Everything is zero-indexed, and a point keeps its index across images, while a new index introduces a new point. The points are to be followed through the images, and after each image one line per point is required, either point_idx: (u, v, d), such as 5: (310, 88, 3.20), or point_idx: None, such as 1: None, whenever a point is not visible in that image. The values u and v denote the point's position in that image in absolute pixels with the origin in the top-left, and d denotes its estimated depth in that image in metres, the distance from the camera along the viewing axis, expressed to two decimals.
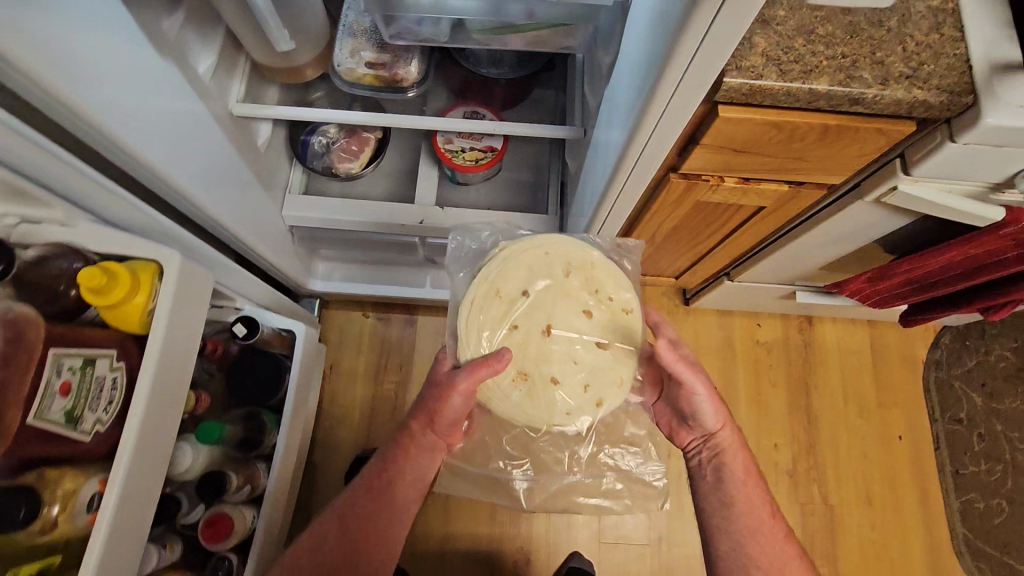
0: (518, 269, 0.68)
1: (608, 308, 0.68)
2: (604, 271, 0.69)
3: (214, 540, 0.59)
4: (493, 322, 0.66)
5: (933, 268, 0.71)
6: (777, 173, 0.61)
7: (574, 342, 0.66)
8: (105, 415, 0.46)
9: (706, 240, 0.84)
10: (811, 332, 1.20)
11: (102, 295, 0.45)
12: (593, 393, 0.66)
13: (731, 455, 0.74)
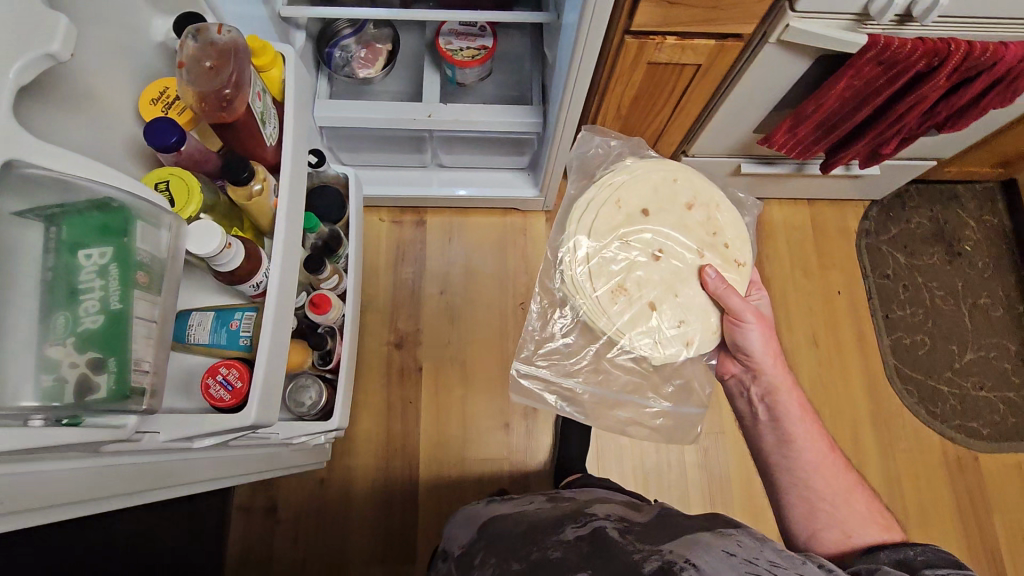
0: (646, 192, 0.93)
1: (716, 250, 0.93)
2: (722, 220, 0.94)
3: (318, 312, 0.84)
4: (611, 226, 0.91)
5: (833, 105, 0.92)
6: (705, 26, 0.82)
7: (674, 275, 0.91)
8: (273, 133, 0.62)
9: (660, 109, 1.04)
10: (761, 212, 1.41)
11: (261, 55, 0.61)
12: (681, 318, 0.90)
13: (782, 394, 0.89)
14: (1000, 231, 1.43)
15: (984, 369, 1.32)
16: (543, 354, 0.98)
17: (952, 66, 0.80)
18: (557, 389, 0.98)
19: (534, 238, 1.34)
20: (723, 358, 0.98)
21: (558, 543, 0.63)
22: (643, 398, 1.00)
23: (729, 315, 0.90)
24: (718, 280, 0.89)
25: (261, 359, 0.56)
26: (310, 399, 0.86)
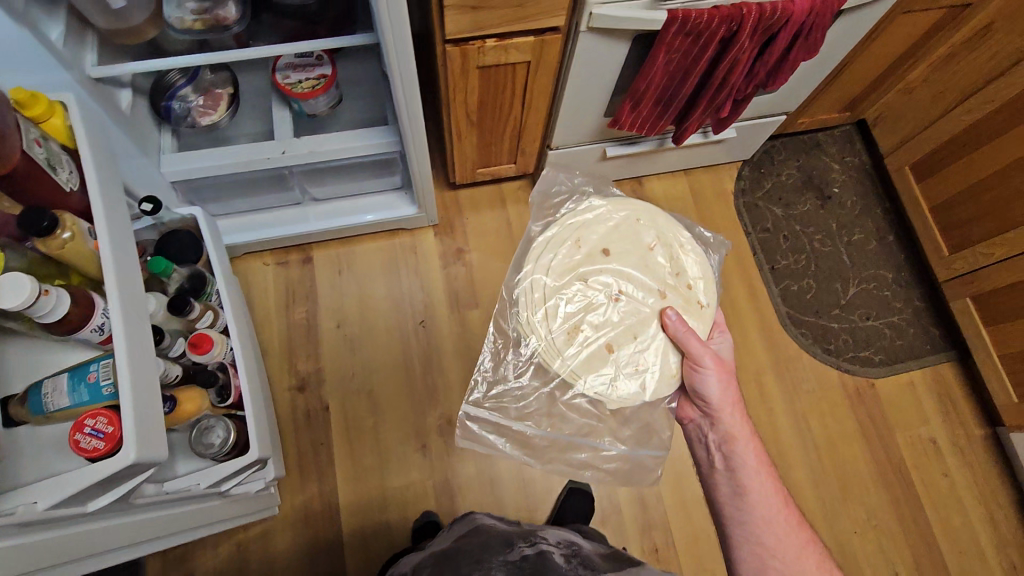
0: (609, 234, 0.96)
1: (677, 293, 0.96)
2: (684, 267, 0.98)
3: (201, 353, 0.81)
4: (571, 266, 0.93)
5: (661, 81, 0.96)
6: (519, 25, 0.84)
7: (634, 318, 0.94)
8: (70, 178, 0.63)
9: (508, 111, 1.06)
10: (641, 189, 1.46)
11: (29, 108, 0.59)
12: (634, 358, 0.92)
13: (738, 444, 0.92)
14: (864, 170, 1.52)
15: (871, 301, 1.40)
16: (493, 397, 0.96)
17: (750, 27, 0.85)
18: (504, 429, 0.97)
19: (423, 256, 1.34)
20: (683, 403, 1.01)
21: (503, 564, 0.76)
22: (599, 443, 0.98)
23: (688, 359, 0.92)
24: (678, 322, 0.92)
25: (122, 399, 0.54)
26: (219, 439, 0.83)
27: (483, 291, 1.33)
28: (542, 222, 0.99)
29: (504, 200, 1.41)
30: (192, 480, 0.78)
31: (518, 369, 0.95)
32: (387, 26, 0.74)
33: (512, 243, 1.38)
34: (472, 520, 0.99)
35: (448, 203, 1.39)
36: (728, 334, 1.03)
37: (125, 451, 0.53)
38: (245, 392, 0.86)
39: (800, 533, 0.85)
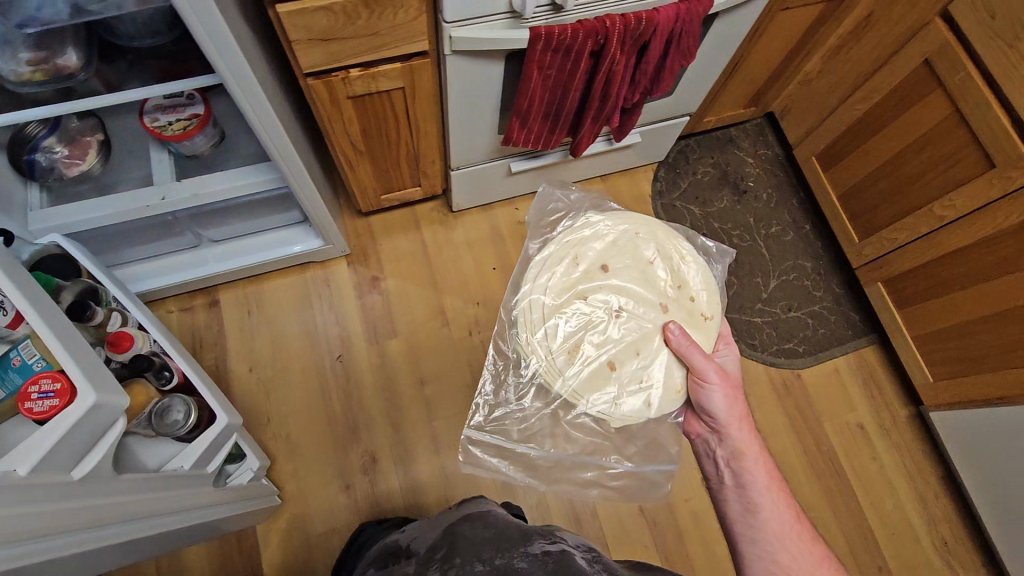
0: (609, 248, 0.91)
1: (680, 307, 0.91)
2: (688, 280, 0.92)
3: (121, 350, 0.81)
4: (569, 284, 0.88)
5: (542, 97, 0.94)
6: (380, 52, 0.82)
7: (638, 333, 0.88)
8: None
9: (395, 137, 1.03)
10: None
11: None
12: (637, 376, 0.87)
13: (747, 459, 0.88)
14: (777, 162, 1.53)
15: (792, 293, 1.41)
16: (493, 421, 0.90)
17: (617, 40, 0.84)
18: (509, 453, 0.91)
19: (336, 288, 1.30)
20: (689, 417, 0.96)
21: (523, 554, 0.63)
22: (604, 461, 0.92)
23: (692, 374, 0.87)
24: (681, 335, 0.87)
25: (62, 354, 0.54)
26: (182, 414, 0.80)
27: (401, 319, 1.30)
28: (541, 238, 0.94)
29: (417, 223, 1.37)
30: (173, 464, 0.72)
31: (518, 392, 0.89)
32: (224, 72, 0.70)
33: (428, 266, 1.35)
34: (479, 512, 0.84)
35: (359, 231, 1.35)
36: (733, 343, 0.98)
37: (82, 400, 0.52)
38: (187, 369, 0.85)
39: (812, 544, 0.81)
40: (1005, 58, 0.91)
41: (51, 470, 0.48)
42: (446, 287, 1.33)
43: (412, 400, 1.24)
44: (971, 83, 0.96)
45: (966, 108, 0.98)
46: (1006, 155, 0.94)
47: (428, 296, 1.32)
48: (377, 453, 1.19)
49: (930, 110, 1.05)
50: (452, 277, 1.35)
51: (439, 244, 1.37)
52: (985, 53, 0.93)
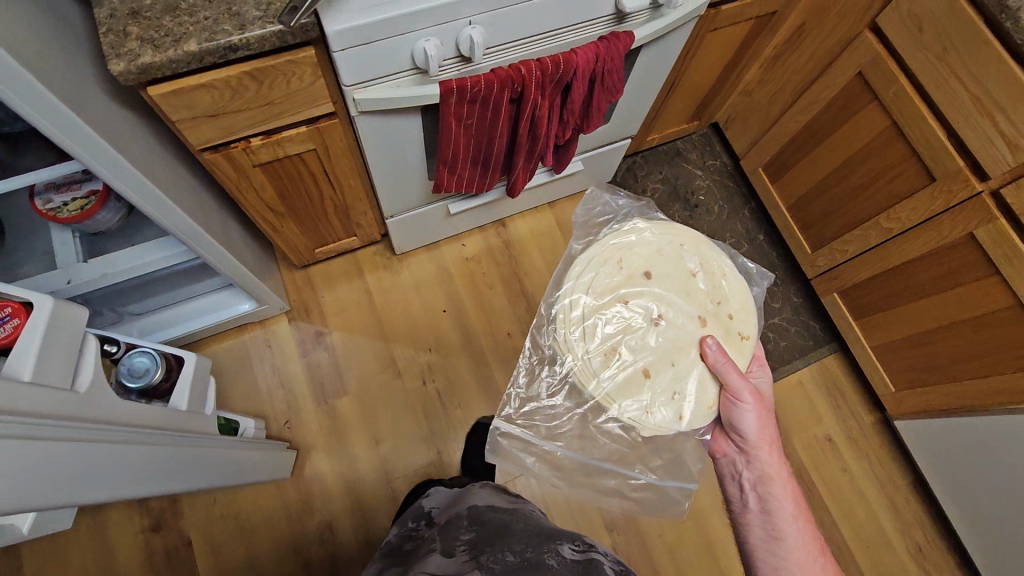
0: (648, 254, 0.83)
1: (720, 320, 0.83)
2: (730, 293, 0.84)
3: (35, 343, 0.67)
4: (611, 286, 0.81)
5: (467, 145, 0.89)
6: (280, 119, 0.75)
7: (672, 342, 0.80)
8: None
9: (318, 193, 0.97)
10: (506, 232, 1.38)
11: None
12: (673, 388, 0.79)
13: (775, 485, 0.81)
14: (727, 171, 1.50)
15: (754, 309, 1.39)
16: (525, 415, 0.82)
17: (536, 85, 0.79)
18: (538, 452, 0.82)
19: (278, 348, 1.24)
20: (715, 434, 0.87)
21: (553, 554, 0.66)
22: (629, 472, 0.82)
23: (726, 392, 0.80)
24: (719, 353, 0.79)
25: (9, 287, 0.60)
26: (149, 361, 0.81)
27: (351, 375, 1.24)
28: (580, 240, 0.88)
29: (360, 270, 1.31)
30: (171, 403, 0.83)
31: (549, 389, 0.82)
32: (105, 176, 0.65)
33: (375, 315, 1.28)
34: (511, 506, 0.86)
35: (299, 284, 1.28)
36: (766, 365, 0.91)
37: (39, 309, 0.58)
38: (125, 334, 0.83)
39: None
40: (935, 72, 0.88)
41: (51, 376, 0.56)
42: (395, 336, 1.27)
43: (366, 459, 1.18)
44: (905, 96, 0.94)
45: (902, 121, 0.96)
46: (946, 169, 0.92)
47: (377, 347, 1.26)
48: (334, 522, 1.13)
49: (869, 121, 1.02)
50: (401, 323, 1.29)
51: (384, 291, 1.30)
52: (915, 66, 0.91)
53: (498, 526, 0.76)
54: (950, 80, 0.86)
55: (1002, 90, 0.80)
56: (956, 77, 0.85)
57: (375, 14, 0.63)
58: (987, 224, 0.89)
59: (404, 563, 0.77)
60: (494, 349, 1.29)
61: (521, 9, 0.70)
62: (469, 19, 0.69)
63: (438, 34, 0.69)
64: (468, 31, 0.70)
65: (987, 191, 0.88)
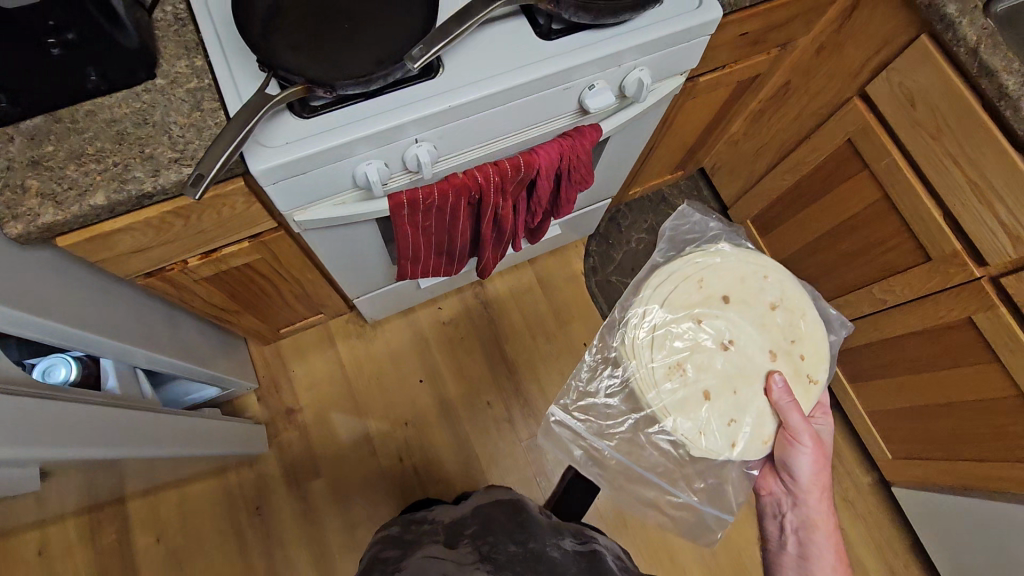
0: (731, 278, 0.84)
1: (790, 359, 0.82)
2: (807, 334, 0.83)
3: None
4: (686, 304, 0.82)
5: (428, 246, 0.83)
6: (216, 241, 0.70)
7: (736, 368, 0.81)
8: None
9: (274, 288, 0.91)
10: (485, 292, 1.33)
11: None
12: (727, 416, 0.79)
13: (819, 533, 0.78)
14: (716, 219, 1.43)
15: None
16: (583, 409, 0.85)
17: (495, 191, 0.73)
18: (587, 445, 0.85)
19: None
20: (764, 470, 0.84)
21: (559, 547, 0.75)
22: (671, 489, 0.85)
23: (784, 430, 0.78)
24: (783, 391, 0.78)
25: None
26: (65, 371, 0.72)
27: (324, 456, 1.19)
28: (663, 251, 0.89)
29: (332, 340, 1.26)
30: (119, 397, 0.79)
31: (608, 381, 0.85)
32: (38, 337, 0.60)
33: (350, 389, 1.24)
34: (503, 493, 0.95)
35: (269, 358, 1.23)
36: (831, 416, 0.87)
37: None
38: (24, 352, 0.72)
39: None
40: (928, 149, 0.82)
41: None
42: (371, 410, 1.23)
43: (341, 543, 1.14)
44: (896, 170, 0.88)
45: (894, 195, 0.90)
46: (942, 251, 0.86)
47: (352, 423, 1.22)
48: None
49: (860, 190, 0.96)
50: (375, 396, 1.24)
51: (358, 362, 1.25)
52: (906, 140, 0.85)
53: (499, 518, 0.82)
54: (944, 160, 0.80)
55: (1000, 179, 0.74)
56: (949, 158, 0.79)
57: (308, 147, 0.58)
58: (986, 313, 0.83)
59: (399, 539, 0.83)
60: (472, 419, 1.25)
61: (472, 121, 0.65)
62: (415, 137, 0.64)
63: (382, 155, 0.64)
64: (415, 148, 0.65)
65: (985, 277, 0.82)
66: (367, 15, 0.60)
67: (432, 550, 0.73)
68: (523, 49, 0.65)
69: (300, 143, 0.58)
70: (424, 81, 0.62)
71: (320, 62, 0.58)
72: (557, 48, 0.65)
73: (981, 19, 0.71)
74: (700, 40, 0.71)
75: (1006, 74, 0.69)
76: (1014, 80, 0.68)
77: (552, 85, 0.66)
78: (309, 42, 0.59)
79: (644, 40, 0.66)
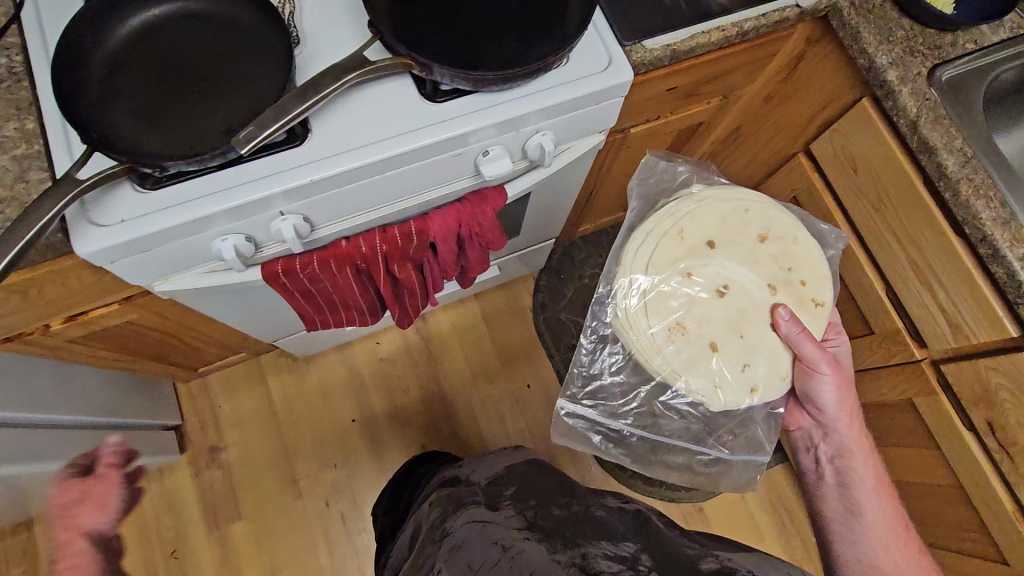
0: (712, 220, 0.74)
1: (793, 287, 0.72)
2: (804, 254, 0.73)
3: None
4: (670, 259, 0.72)
5: (322, 303, 0.76)
6: (74, 309, 0.64)
7: (738, 312, 0.71)
8: None
9: (173, 336, 0.86)
10: (426, 328, 1.27)
11: None
12: (745, 362, 0.70)
13: (857, 459, 0.72)
14: None
15: None
16: (592, 395, 0.79)
17: (384, 261, 0.68)
18: (604, 429, 0.81)
19: (169, 468, 1.15)
20: (789, 407, 0.79)
21: (601, 507, 0.71)
22: (699, 447, 0.80)
23: (801, 362, 0.70)
24: (793, 324, 0.69)
25: None
26: None
27: (247, 497, 1.15)
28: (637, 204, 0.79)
29: (263, 375, 1.20)
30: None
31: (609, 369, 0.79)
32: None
33: (278, 427, 1.19)
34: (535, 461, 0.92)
35: (195, 393, 1.19)
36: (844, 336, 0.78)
37: None
38: None
39: (913, 546, 0.70)
40: (870, 219, 0.75)
41: None
42: (298, 451, 1.18)
43: None
44: (840, 236, 0.81)
45: (839, 260, 0.83)
46: (885, 326, 0.80)
47: (278, 465, 1.17)
48: None
49: None
50: (304, 435, 1.19)
51: (289, 399, 1.20)
52: (849, 207, 0.78)
53: (534, 483, 0.78)
54: (886, 234, 0.74)
55: (938, 261, 0.68)
56: (889, 232, 0.73)
57: (144, 228, 0.52)
58: (927, 397, 0.77)
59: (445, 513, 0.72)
60: (405, 461, 1.19)
61: (346, 191, 0.59)
62: (278, 211, 0.58)
63: (241, 229, 0.58)
64: (280, 222, 0.59)
65: (927, 359, 0.76)
66: (218, 77, 0.54)
67: (477, 517, 0.66)
68: (405, 112, 0.58)
69: (136, 222, 0.52)
70: (287, 150, 0.56)
71: (162, 132, 0.52)
72: (445, 113, 0.59)
73: (923, 88, 0.65)
74: (613, 101, 0.64)
75: (946, 152, 0.63)
76: (954, 160, 0.62)
77: (441, 151, 0.60)
78: (153, 107, 0.53)
79: (544, 105, 0.60)
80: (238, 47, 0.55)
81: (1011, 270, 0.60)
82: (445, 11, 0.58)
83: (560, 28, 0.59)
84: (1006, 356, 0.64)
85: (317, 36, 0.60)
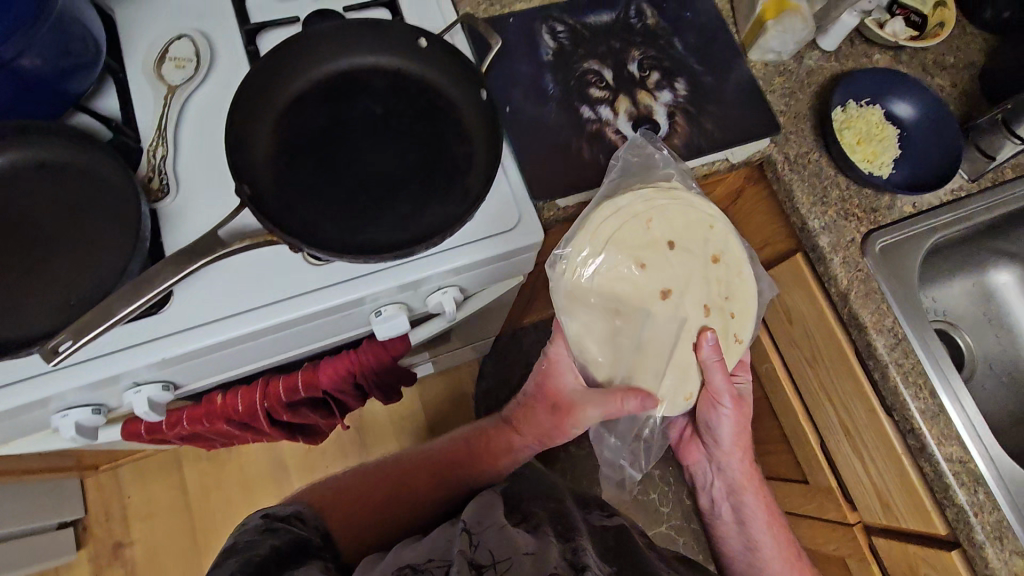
0: (676, 215, 0.57)
1: (722, 312, 0.59)
2: (745, 282, 0.60)
3: None
4: (626, 245, 0.56)
5: (203, 443, 0.68)
6: None
7: (675, 323, 0.57)
8: None
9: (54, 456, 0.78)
10: (360, 414, 1.20)
11: None
12: (660, 378, 0.58)
13: (748, 495, 0.70)
14: None
15: (639, 507, 1.10)
16: None
17: (266, 413, 0.60)
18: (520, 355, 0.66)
19: (66, 567, 1.06)
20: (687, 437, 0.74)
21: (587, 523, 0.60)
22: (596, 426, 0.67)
23: (706, 391, 0.61)
24: (714, 350, 0.57)
25: None
26: None
27: None
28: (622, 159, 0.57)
29: (179, 463, 1.13)
30: None
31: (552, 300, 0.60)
32: None
33: (191, 521, 1.11)
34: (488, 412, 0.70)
35: (102, 481, 1.10)
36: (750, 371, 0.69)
37: None
38: None
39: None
40: (806, 372, 0.71)
41: None
42: (211, 548, 1.10)
43: None
44: (776, 379, 0.77)
45: (776, 401, 0.78)
46: (819, 479, 0.75)
47: (188, 563, 1.09)
48: None
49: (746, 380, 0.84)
50: (219, 530, 1.11)
51: (205, 489, 1.12)
52: (786, 353, 0.74)
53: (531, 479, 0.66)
54: (820, 392, 0.69)
55: (869, 435, 0.63)
56: (822, 391, 0.69)
57: None
58: (858, 562, 0.72)
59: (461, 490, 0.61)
60: None
61: (217, 356, 0.53)
62: (131, 382, 0.51)
63: (88, 402, 0.51)
64: (134, 393, 0.52)
65: (859, 523, 0.71)
66: (61, 239, 0.48)
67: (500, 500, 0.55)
68: (286, 274, 0.53)
69: None
70: (145, 317, 0.50)
71: None
72: (331, 275, 0.54)
73: (856, 257, 0.61)
74: (525, 256, 0.59)
75: (876, 332, 0.59)
76: (884, 341, 0.58)
77: (322, 315, 0.54)
78: None
79: (444, 268, 0.55)
80: (89, 205, 0.49)
81: (939, 470, 0.56)
82: (334, 167, 0.53)
83: (461, 187, 0.54)
84: (934, 552, 0.59)
85: (193, 182, 0.54)
